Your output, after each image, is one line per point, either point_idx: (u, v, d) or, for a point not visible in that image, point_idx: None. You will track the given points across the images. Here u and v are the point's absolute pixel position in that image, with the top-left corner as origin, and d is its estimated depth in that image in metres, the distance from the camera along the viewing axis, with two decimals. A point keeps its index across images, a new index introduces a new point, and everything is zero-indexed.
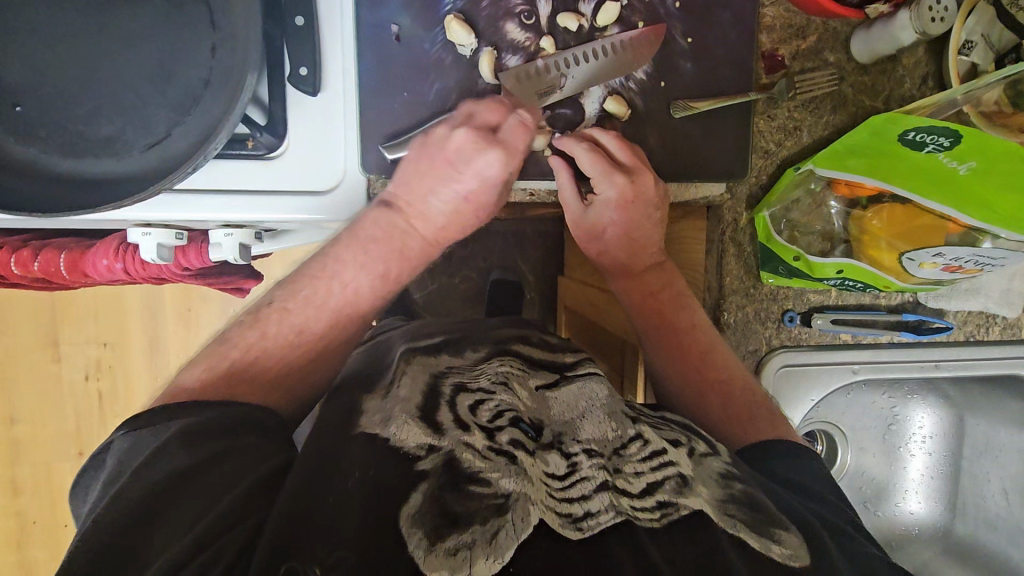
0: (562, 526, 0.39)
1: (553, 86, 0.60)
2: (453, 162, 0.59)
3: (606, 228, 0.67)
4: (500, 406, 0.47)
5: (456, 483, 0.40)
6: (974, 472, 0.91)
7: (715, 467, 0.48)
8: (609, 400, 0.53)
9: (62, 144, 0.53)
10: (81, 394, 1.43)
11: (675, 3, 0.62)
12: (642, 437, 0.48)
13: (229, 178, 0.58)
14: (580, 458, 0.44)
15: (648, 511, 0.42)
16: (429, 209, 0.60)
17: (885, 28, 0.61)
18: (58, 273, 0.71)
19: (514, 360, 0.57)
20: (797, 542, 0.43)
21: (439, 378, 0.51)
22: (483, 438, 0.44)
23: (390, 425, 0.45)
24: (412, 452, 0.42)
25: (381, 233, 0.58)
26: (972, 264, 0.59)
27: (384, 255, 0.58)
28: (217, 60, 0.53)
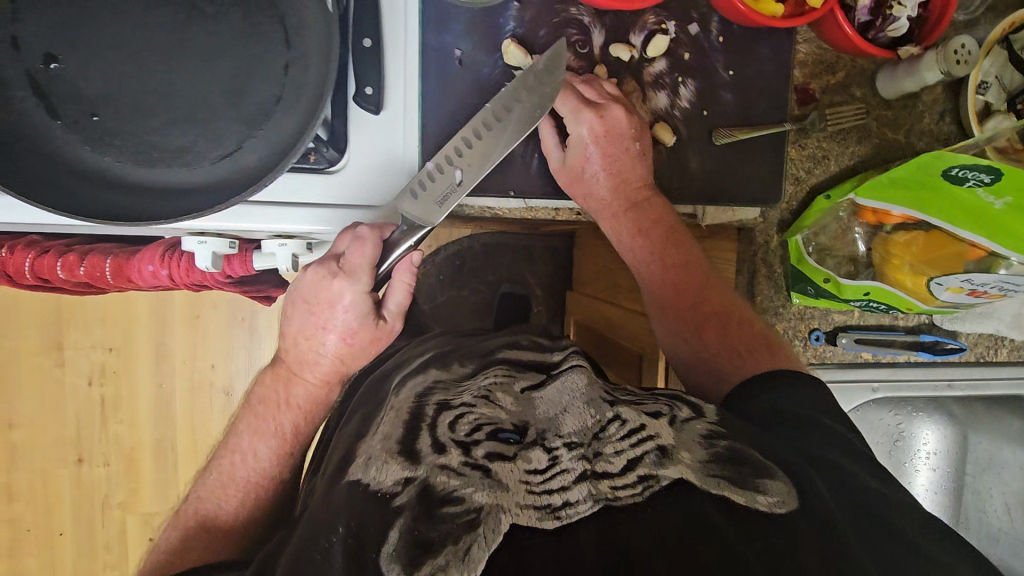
0: (540, 520, 0.39)
1: (450, 188, 0.57)
2: (316, 301, 0.62)
3: (590, 170, 0.64)
4: (478, 420, 0.47)
5: (428, 510, 0.40)
6: (977, 488, 0.95)
7: (698, 430, 0.49)
8: (588, 387, 0.52)
9: (136, 153, 0.54)
10: (82, 400, 1.41)
11: (718, 38, 0.66)
12: (621, 417, 0.47)
13: (292, 191, 0.60)
14: (561, 450, 0.44)
15: (630, 488, 0.42)
16: (316, 348, 0.63)
17: (911, 68, 0.65)
18: (102, 278, 0.72)
19: (500, 368, 0.58)
20: (784, 490, 0.44)
21: (421, 402, 0.52)
22: (459, 455, 0.44)
23: (371, 467, 0.45)
24: (389, 490, 0.42)
25: (275, 389, 0.65)
26: (997, 290, 0.62)
27: (276, 408, 0.64)
28: (290, 77, 0.55)
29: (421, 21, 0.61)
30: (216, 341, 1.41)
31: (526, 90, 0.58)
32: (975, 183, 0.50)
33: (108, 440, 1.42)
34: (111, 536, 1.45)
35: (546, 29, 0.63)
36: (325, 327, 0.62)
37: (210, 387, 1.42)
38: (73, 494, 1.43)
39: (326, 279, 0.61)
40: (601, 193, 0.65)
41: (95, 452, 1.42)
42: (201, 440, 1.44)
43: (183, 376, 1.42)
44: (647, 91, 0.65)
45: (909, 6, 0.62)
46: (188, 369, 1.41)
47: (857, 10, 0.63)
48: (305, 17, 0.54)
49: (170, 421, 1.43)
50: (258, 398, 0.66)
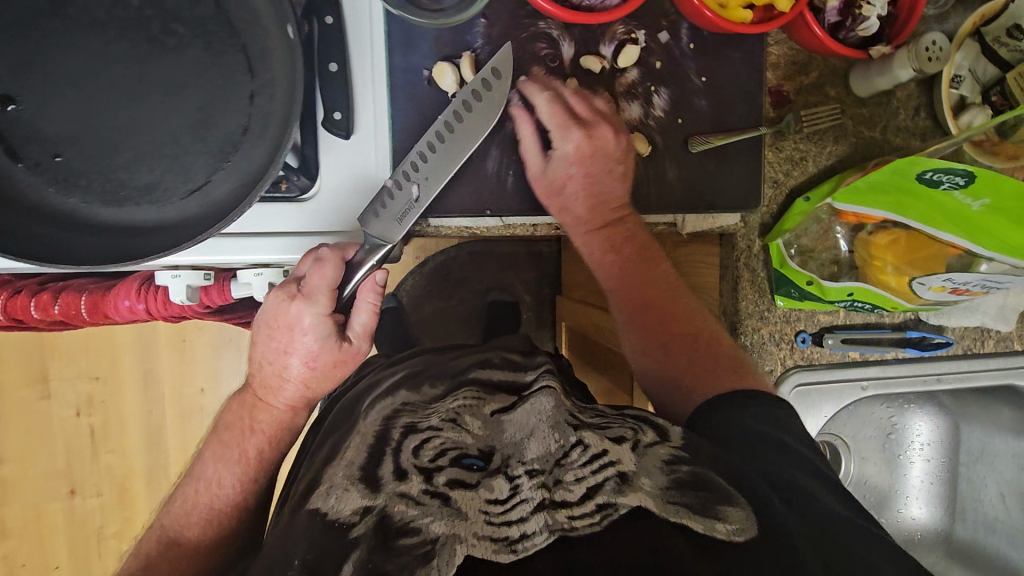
0: (495, 552, 0.39)
1: (408, 204, 0.57)
2: (278, 324, 0.60)
3: (567, 183, 0.63)
4: (443, 445, 0.47)
5: (385, 541, 0.41)
6: (972, 477, 0.96)
7: (662, 455, 0.49)
8: (557, 409, 0.50)
9: (103, 192, 0.53)
10: (71, 432, 1.39)
11: (689, 45, 0.65)
12: (585, 441, 0.46)
13: (266, 221, 0.59)
14: (522, 479, 0.43)
15: (587, 517, 0.42)
16: (280, 377, 0.62)
17: (884, 66, 0.65)
18: (78, 316, 0.71)
19: (470, 389, 0.58)
20: (744, 516, 0.44)
21: (388, 425, 0.52)
22: (420, 483, 0.44)
23: (332, 497, 0.46)
24: (347, 521, 0.43)
25: (239, 416, 0.65)
26: (979, 287, 0.62)
27: (240, 437, 0.64)
28: (256, 107, 0.54)
29: (387, 42, 0.61)
30: (204, 364, 1.39)
31: (479, 101, 0.58)
32: (952, 186, 0.49)
33: (99, 470, 1.40)
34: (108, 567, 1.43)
35: (514, 44, 0.62)
36: (287, 351, 0.61)
37: (200, 412, 1.41)
38: (66, 527, 1.41)
39: (285, 302, 0.59)
40: (578, 211, 0.65)
41: (86, 483, 1.40)
42: None
43: (173, 402, 1.40)
44: (621, 102, 0.65)
45: (878, 6, 0.61)
46: (177, 394, 1.40)
47: (826, 11, 0.63)
48: (267, 46, 0.53)
49: (162, 447, 1.41)
50: (227, 423, 0.65)
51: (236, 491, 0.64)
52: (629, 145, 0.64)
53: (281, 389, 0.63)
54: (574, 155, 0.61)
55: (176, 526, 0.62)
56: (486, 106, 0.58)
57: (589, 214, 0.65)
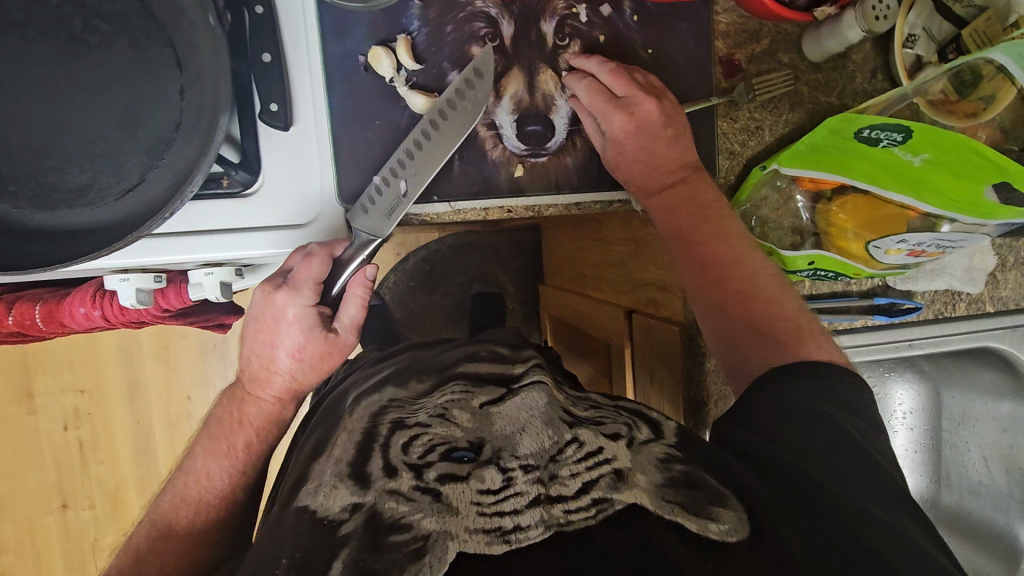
0: (488, 544, 0.37)
1: (396, 199, 0.58)
2: (264, 319, 0.59)
3: (621, 159, 0.62)
4: (432, 441, 0.46)
5: (375, 538, 0.38)
6: (954, 442, 0.95)
7: (656, 453, 0.47)
8: (549, 406, 0.51)
9: (33, 196, 0.52)
10: (60, 445, 1.38)
11: (633, 17, 0.64)
12: (579, 438, 0.45)
13: (208, 218, 0.58)
14: (516, 472, 0.42)
15: (582, 511, 0.40)
16: (269, 376, 0.62)
17: (834, 28, 0.64)
18: (34, 325, 0.70)
19: (459, 384, 0.57)
20: (736, 518, 0.42)
21: (376, 421, 0.51)
22: (410, 479, 0.42)
23: (319, 494, 0.43)
24: (336, 518, 0.40)
25: (226, 415, 0.64)
26: (935, 247, 0.61)
27: (225, 435, 0.62)
28: (187, 102, 0.53)
29: (320, 29, 0.59)
30: (189, 371, 1.38)
31: (453, 111, 0.59)
32: (891, 143, 0.49)
33: (91, 483, 1.40)
34: None
35: (452, 25, 0.61)
36: (275, 344, 0.60)
37: (188, 419, 1.40)
38: (62, 541, 1.41)
39: (271, 295, 0.59)
40: (639, 182, 0.63)
41: (78, 496, 1.40)
42: None
43: (161, 410, 1.40)
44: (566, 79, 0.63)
45: None
46: (164, 402, 1.39)
47: None
48: (193, 39, 0.52)
49: (152, 457, 1.41)
50: (216, 420, 0.64)
51: (226, 483, 0.62)
52: (674, 107, 0.62)
53: (268, 382, 0.62)
54: (619, 134, 0.61)
55: (166, 516, 0.60)
56: (462, 116, 0.59)
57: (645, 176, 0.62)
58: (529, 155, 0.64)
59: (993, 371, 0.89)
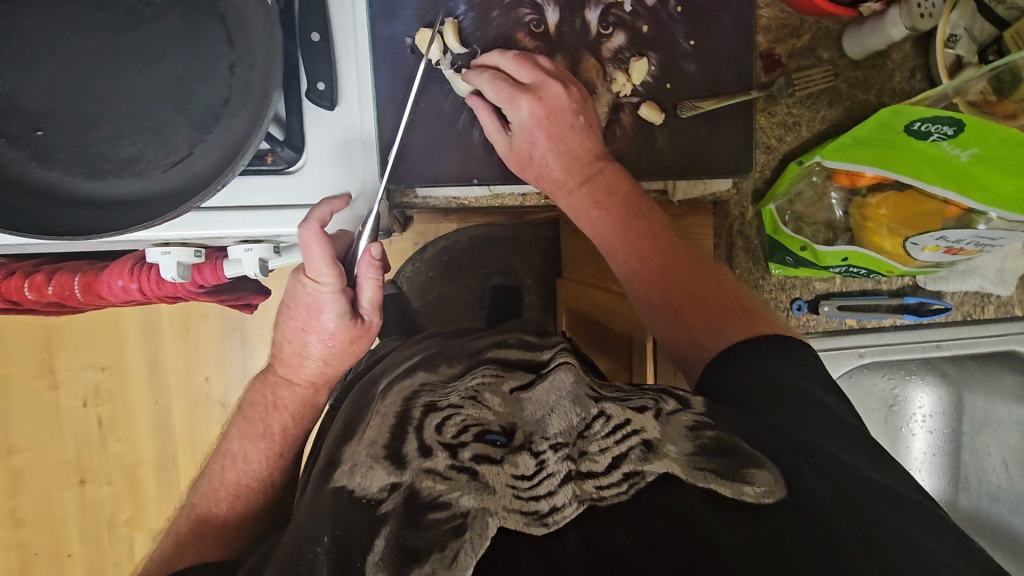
0: (527, 525, 0.38)
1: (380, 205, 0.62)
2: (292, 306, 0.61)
3: (534, 155, 0.61)
4: (464, 422, 0.46)
5: (415, 517, 0.39)
6: (974, 446, 0.95)
7: (684, 422, 0.48)
8: (575, 385, 0.51)
9: (85, 166, 0.53)
10: (79, 421, 1.40)
11: (676, 8, 0.64)
12: (607, 414, 0.46)
13: (252, 194, 0.59)
14: (547, 453, 0.42)
15: (615, 487, 0.40)
16: (298, 364, 0.64)
17: (877, 25, 0.64)
18: (72, 296, 0.71)
19: (489, 367, 0.58)
20: (771, 478, 0.43)
21: (409, 403, 0.51)
22: (446, 459, 0.43)
23: (357, 474, 0.44)
24: (374, 497, 0.42)
25: (259, 398, 0.66)
26: (973, 245, 0.61)
27: (260, 417, 0.65)
28: (236, 77, 0.54)
29: (369, 12, 0.61)
30: (208, 352, 1.40)
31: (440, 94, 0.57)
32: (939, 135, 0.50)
33: (109, 459, 1.42)
34: (120, 553, 1.44)
35: (498, 11, 0.61)
36: (306, 330, 0.62)
37: (206, 400, 1.41)
38: (79, 515, 1.43)
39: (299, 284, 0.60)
40: (555, 173, 0.61)
41: (96, 472, 1.42)
42: (201, 454, 1.43)
43: (180, 390, 1.41)
44: (607, 68, 0.64)
45: None
46: (182, 381, 1.41)
47: None
48: (245, 15, 0.53)
49: (170, 436, 1.43)
50: (251, 406, 0.67)
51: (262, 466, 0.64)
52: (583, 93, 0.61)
53: (301, 363, 0.64)
54: (530, 120, 0.59)
55: (206, 501, 0.62)
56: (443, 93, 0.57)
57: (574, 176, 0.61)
58: None
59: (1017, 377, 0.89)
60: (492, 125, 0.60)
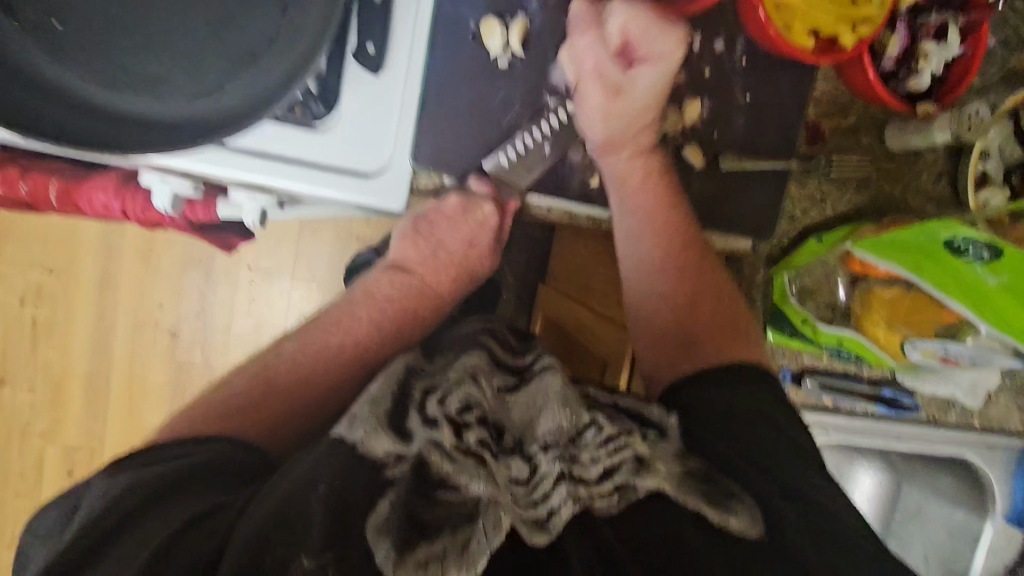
0: (529, 533, 0.39)
1: (540, 158, 0.61)
2: (450, 218, 0.63)
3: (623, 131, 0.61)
4: (466, 399, 0.43)
5: (425, 491, 0.38)
6: (901, 536, 0.98)
7: (673, 445, 0.49)
8: (567, 385, 0.47)
9: (101, 74, 0.48)
10: (13, 319, 1.31)
11: (741, 60, 0.63)
12: (600, 423, 0.45)
13: (272, 142, 0.55)
14: (540, 455, 0.42)
15: (606, 497, 0.43)
16: (433, 269, 0.66)
17: (920, 127, 0.64)
18: (46, 200, 0.66)
19: (482, 354, 0.55)
20: (755, 516, 0.45)
21: (407, 378, 0.48)
22: (450, 435, 0.40)
23: (357, 427, 0.41)
24: (381, 459, 0.40)
25: (394, 291, 0.64)
26: (965, 358, 0.63)
27: (396, 313, 0.62)
28: (289, 20, 0.50)
29: None
30: (166, 279, 1.32)
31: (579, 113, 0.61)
32: (975, 257, 0.50)
33: (36, 366, 1.33)
34: (27, 464, 1.36)
35: (568, 18, 0.60)
36: (472, 242, 0.66)
37: (154, 327, 1.33)
38: None
39: (476, 202, 0.63)
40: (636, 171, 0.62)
41: (19, 376, 1.33)
42: (137, 382, 1.35)
43: (127, 311, 1.33)
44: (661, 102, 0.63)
45: (934, 64, 0.61)
46: (133, 303, 1.32)
47: (885, 57, 0.61)
48: None
49: (107, 357, 1.34)
50: (374, 290, 0.63)
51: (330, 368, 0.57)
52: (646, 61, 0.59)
53: (453, 267, 0.67)
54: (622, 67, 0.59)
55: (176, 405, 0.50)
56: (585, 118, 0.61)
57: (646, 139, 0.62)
58: None
59: (954, 476, 0.92)
60: (604, 68, 0.58)
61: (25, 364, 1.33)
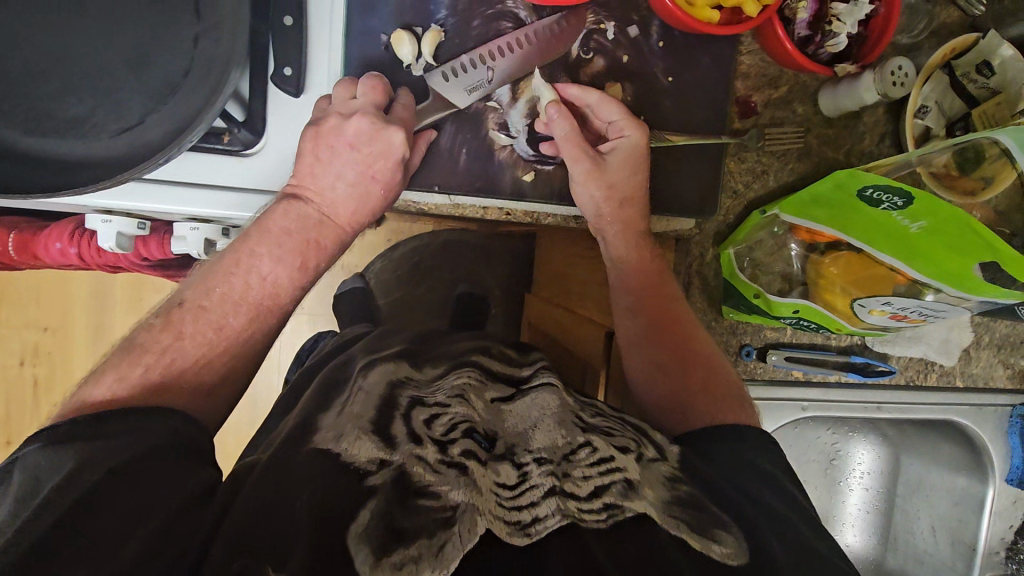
0: (510, 535, 0.39)
1: (481, 81, 0.60)
2: (353, 145, 0.56)
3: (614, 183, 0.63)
4: (455, 419, 0.46)
5: (404, 498, 0.39)
6: (906, 509, 0.93)
7: (663, 471, 0.48)
8: (561, 408, 0.52)
9: (25, 120, 0.50)
10: (14, 380, 1.34)
11: (658, 43, 0.64)
12: (593, 443, 0.47)
13: (204, 172, 0.57)
14: (531, 466, 0.44)
15: (595, 513, 0.42)
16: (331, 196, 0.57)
17: (850, 88, 0.65)
18: (6, 252, 0.69)
19: (473, 371, 0.56)
20: (736, 542, 0.44)
21: (395, 389, 0.50)
22: (435, 452, 0.43)
23: (342, 441, 0.43)
24: (363, 467, 0.41)
25: (293, 226, 0.55)
26: (918, 314, 0.61)
27: (300, 246, 0.56)
28: (198, 50, 0.51)
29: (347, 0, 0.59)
30: None
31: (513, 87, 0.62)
32: (890, 206, 0.48)
33: (41, 422, 1.36)
34: None
35: (479, 20, 0.61)
36: (376, 179, 0.58)
37: None
38: None
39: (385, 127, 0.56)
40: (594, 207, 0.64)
41: (23, 435, 1.35)
42: None
43: None
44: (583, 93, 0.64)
45: (848, 23, 0.61)
46: None
47: (796, 23, 0.62)
48: None
49: None
50: (270, 223, 0.55)
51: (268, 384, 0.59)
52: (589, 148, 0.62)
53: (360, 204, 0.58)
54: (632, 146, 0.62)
55: None
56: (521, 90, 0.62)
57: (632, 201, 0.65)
58: (538, 161, 0.64)
59: (952, 445, 0.86)
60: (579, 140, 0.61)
61: (29, 425, 1.36)
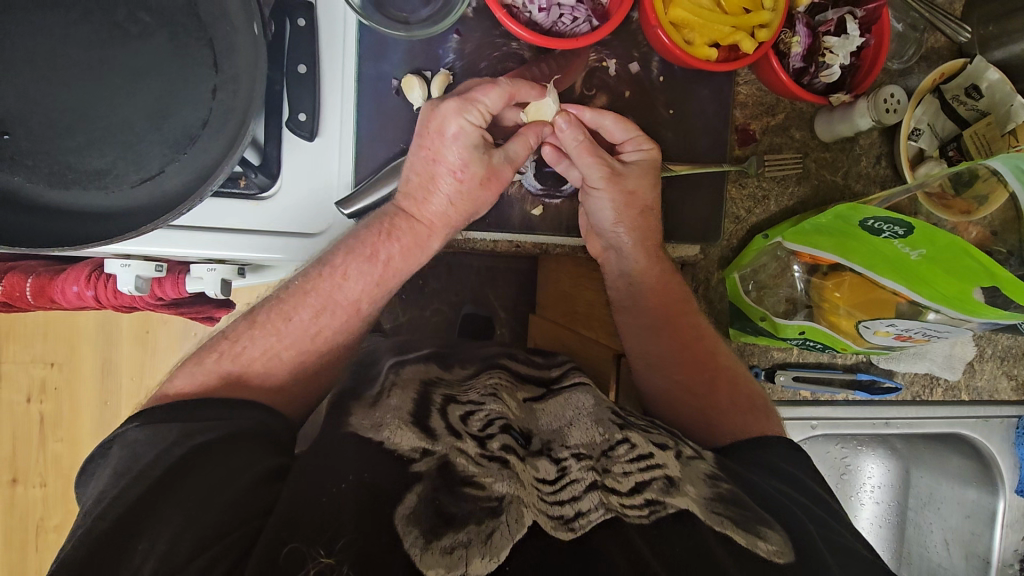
0: (554, 528, 0.43)
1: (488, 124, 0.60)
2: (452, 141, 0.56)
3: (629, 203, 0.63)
4: (490, 415, 0.52)
5: (450, 486, 0.44)
6: (919, 522, 0.92)
7: (702, 469, 0.53)
8: (595, 407, 0.57)
9: (50, 174, 0.52)
10: (21, 416, 1.34)
11: (659, 77, 0.67)
12: (630, 441, 0.52)
13: (221, 216, 0.58)
14: (569, 462, 0.49)
15: (637, 509, 0.46)
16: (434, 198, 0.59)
17: (846, 114, 0.67)
18: (23, 297, 0.71)
19: (501, 373, 0.62)
20: (782, 540, 0.47)
21: (429, 388, 0.55)
22: (475, 446, 0.48)
23: (383, 429, 0.48)
24: (407, 454, 0.46)
25: (405, 235, 0.59)
26: (921, 334, 0.62)
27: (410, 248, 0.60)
28: (217, 101, 0.53)
29: (358, 49, 0.61)
30: (165, 358, 1.35)
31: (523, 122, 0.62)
32: (891, 235, 0.51)
33: (45, 459, 1.35)
34: (45, 558, 1.36)
35: (486, 63, 0.64)
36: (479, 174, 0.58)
37: None
38: (5, 517, 1.35)
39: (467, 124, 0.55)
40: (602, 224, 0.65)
41: (31, 471, 1.35)
42: None
43: (130, 395, 1.35)
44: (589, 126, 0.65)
45: (841, 55, 0.63)
46: (134, 387, 1.34)
47: (790, 57, 0.64)
48: (232, 41, 0.52)
49: None
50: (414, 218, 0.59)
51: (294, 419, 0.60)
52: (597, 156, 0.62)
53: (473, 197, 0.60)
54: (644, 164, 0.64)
55: None
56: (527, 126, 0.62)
57: (648, 224, 0.65)
58: (545, 195, 0.67)
59: (961, 457, 0.87)
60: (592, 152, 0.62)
61: (37, 462, 1.35)
